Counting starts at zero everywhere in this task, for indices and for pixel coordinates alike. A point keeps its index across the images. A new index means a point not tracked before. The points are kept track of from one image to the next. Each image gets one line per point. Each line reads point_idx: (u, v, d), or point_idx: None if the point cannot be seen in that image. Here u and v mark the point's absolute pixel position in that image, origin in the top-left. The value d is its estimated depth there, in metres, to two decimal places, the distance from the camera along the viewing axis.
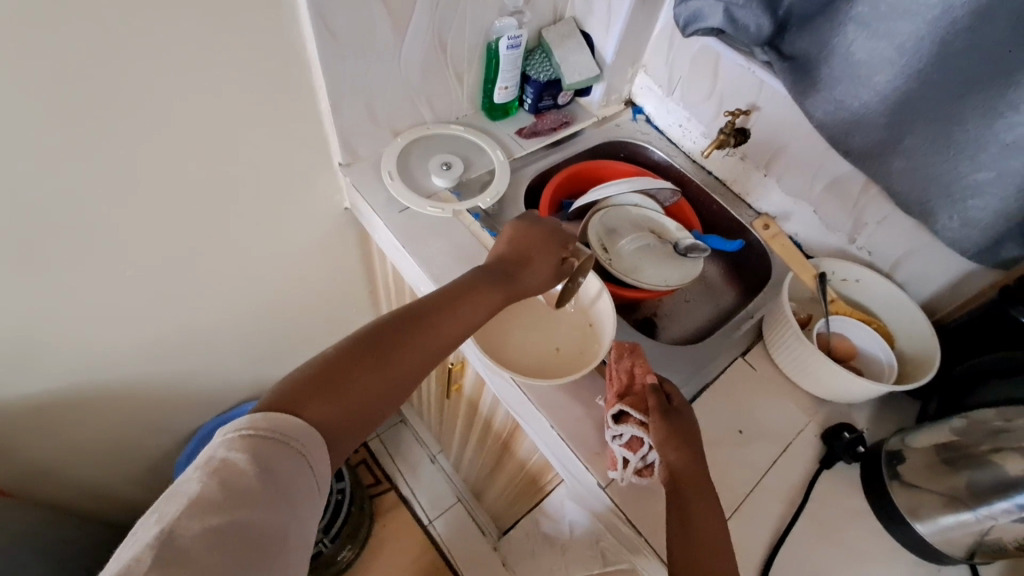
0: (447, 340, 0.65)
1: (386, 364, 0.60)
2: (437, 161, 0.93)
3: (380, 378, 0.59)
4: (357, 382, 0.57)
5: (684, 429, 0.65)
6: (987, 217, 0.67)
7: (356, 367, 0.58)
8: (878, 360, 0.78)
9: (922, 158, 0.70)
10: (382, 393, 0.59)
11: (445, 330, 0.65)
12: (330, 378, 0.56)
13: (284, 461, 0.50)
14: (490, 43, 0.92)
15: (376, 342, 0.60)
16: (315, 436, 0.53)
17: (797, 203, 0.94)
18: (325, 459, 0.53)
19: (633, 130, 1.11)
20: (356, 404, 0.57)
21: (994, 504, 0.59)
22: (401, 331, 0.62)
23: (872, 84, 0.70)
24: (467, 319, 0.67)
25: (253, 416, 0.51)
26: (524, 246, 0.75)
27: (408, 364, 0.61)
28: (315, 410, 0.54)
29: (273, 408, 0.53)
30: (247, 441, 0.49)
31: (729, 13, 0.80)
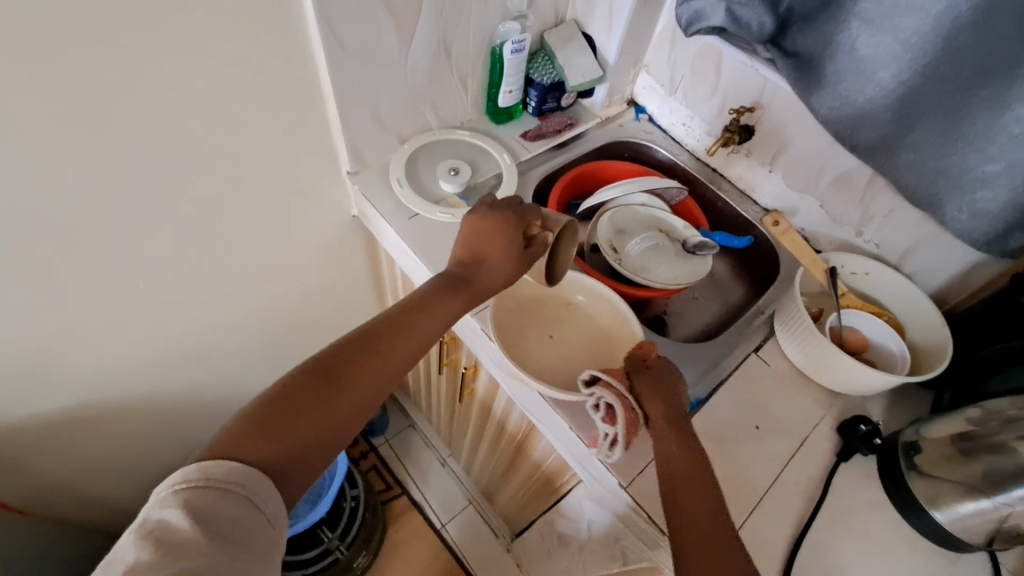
0: (399, 356, 0.65)
1: (336, 390, 0.60)
2: (445, 167, 0.93)
3: (365, 382, 0.62)
4: (341, 391, 0.60)
5: (659, 404, 0.67)
6: (995, 208, 0.67)
7: (305, 399, 0.58)
8: (891, 352, 0.79)
9: (930, 151, 0.70)
10: (369, 395, 0.62)
11: (417, 332, 0.67)
12: (312, 395, 0.59)
13: (222, 507, 0.49)
14: (494, 47, 0.92)
15: (350, 352, 0.63)
16: (258, 475, 0.52)
17: (803, 198, 0.95)
18: (275, 494, 0.53)
19: (637, 129, 1.11)
20: (342, 415, 0.60)
21: (1011, 492, 0.59)
22: (371, 339, 0.64)
23: (877, 80, 0.71)
24: (436, 319, 0.69)
25: (184, 469, 0.51)
26: (487, 237, 0.74)
27: (385, 368, 0.64)
28: (296, 431, 0.56)
29: (210, 456, 0.52)
30: (185, 494, 0.49)
31: (730, 12, 0.81)
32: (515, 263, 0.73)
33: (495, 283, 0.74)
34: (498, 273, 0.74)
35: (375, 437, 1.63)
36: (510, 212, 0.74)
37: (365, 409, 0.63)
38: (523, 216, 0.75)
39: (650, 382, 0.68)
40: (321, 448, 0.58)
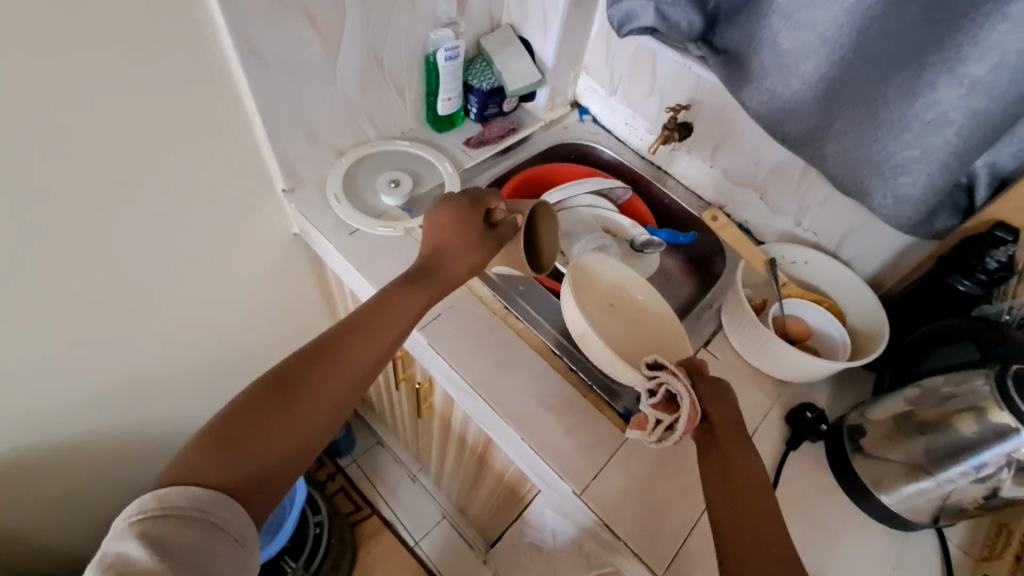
0: (360, 359, 0.63)
1: (294, 401, 0.58)
2: (385, 179, 0.91)
3: (325, 388, 0.60)
4: (307, 396, 0.59)
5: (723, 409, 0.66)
6: (919, 192, 0.66)
7: (261, 413, 0.56)
8: (833, 339, 0.80)
9: (852, 140, 0.70)
10: (336, 398, 0.61)
11: (385, 328, 0.65)
12: (275, 401, 0.57)
13: (182, 533, 0.49)
14: (427, 55, 0.91)
15: (315, 354, 0.61)
16: (218, 497, 0.51)
17: (743, 191, 0.97)
18: (238, 511, 0.52)
19: (581, 131, 1.12)
20: (308, 419, 0.58)
21: (953, 469, 0.61)
22: (338, 338, 0.62)
23: (800, 73, 0.72)
24: (404, 313, 0.67)
25: (142, 498, 0.50)
26: (451, 228, 0.73)
27: (353, 368, 0.62)
28: (256, 442, 0.55)
29: (167, 483, 0.51)
30: (141, 526, 0.49)
31: (660, 12, 0.84)
32: (479, 248, 0.72)
33: (462, 273, 0.72)
34: (463, 261, 0.72)
35: (341, 458, 1.59)
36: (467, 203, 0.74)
37: (334, 413, 0.61)
38: (483, 204, 0.75)
39: (710, 389, 0.68)
40: (285, 459, 0.57)
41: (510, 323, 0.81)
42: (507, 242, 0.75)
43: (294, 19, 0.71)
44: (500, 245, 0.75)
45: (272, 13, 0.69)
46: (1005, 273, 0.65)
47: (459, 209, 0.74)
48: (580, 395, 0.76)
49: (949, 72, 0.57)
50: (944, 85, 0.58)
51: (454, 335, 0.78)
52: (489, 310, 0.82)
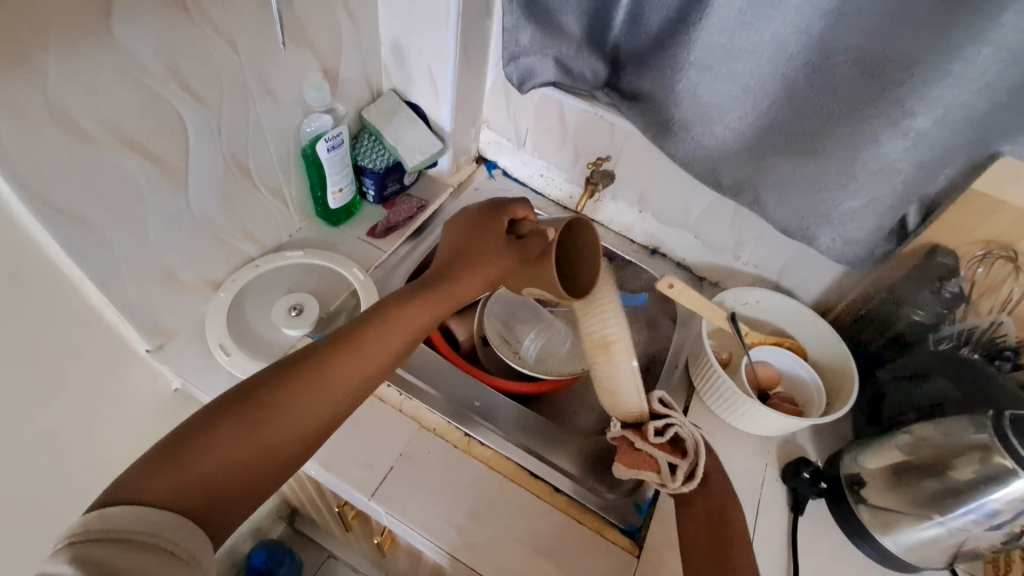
0: (353, 381, 0.52)
1: (274, 418, 0.47)
2: (283, 306, 0.74)
3: (311, 409, 0.49)
4: (282, 415, 0.47)
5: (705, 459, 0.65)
6: (865, 234, 0.65)
7: (235, 423, 0.45)
8: (804, 382, 0.77)
9: (794, 189, 0.66)
10: (317, 424, 0.49)
11: (383, 338, 0.55)
12: (244, 415, 0.46)
13: (138, 556, 0.37)
14: (304, 148, 0.76)
15: (307, 363, 0.50)
16: (181, 520, 0.40)
17: (676, 232, 0.93)
18: (205, 543, 0.41)
19: (494, 190, 1.01)
20: (274, 445, 0.47)
21: (965, 517, 0.59)
22: (333, 343, 0.52)
23: (726, 123, 0.67)
24: (406, 323, 0.57)
25: (80, 520, 0.37)
26: (469, 234, 0.69)
27: (342, 387, 0.51)
28: (212, 464, 0.43)
29: (114, 502, 0.39)
30: (72, 551, 0.36)
31: (561, 65, 0.77)
32: (501, 256, 0.66)
33: (474, 282, 0.64)
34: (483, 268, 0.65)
35: None
36: (493, 210, 0.70)
37: (309, 442, 0.49)
38: (506, 211, 0.71)
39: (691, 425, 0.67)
40: (235, 488, 0.44)
41: (475, 452, 0.69)
42: (533, 252, 0.66)
43: (116, 154, 0.54)
44: (524, 255, 0.66)
45: (79, 158, 0.51)
46: (954, 302, 0.69)
47: (479, 215, 0.70)
48: (574, 520, 0.65)
49: (893, 126, 0.56)
50: (889, 137, 0.56)
51: (413, 490, 0.65)
52: (448, 443, 0.69)
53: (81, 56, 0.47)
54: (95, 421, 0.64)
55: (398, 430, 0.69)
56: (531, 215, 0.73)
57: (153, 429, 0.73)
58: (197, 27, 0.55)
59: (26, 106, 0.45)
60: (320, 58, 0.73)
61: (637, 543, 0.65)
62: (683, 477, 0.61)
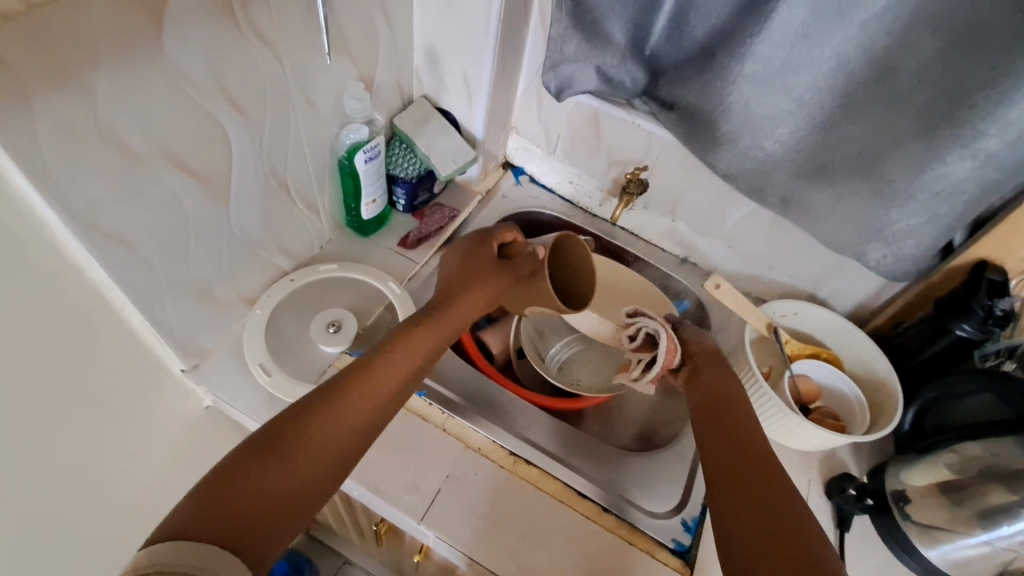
0: (376, 405, 0.51)
1: (303, 446, 0.46)
2: (321, 324, 0.72)
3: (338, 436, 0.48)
4: (314, 441, 0.46)
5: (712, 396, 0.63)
6: (918, 252, 0.65)
7: (268, 453, 0.44)
8: (845, 396, 0.77)
9: (846, 206, 0.66)
10: (342, 446, 0.48)
11: (394, 364, 0.55)
12: (270, 448, 0.45)
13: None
14: (340, 159, 0.74)
15: (329, 392, 0.50)
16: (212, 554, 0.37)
17: (710, 240, 0.92)
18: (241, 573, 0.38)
19: (522, 197, 0.99)
20: (306, 472, 0.45)
21: (1013, 538, 0.59)
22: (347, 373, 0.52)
23: (776, 137, 0.66)
24: (416, 349, 0.57)
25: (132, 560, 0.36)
26: (461, 260, 0.69)
27: (361, 412, 0.50)
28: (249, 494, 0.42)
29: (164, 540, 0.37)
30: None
31: (602, 73, 0.75)
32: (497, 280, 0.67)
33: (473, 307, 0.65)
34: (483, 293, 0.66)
35: None
36: (483, 235, 0.71)
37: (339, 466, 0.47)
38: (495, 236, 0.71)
39: (695, 335, 0.70)
40: (271, 518, 0.42)
41: (522, 472, 0.67)
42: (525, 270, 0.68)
43: (158, 170, 0.52)
44: (516, 276, 0.68)
45: (123, 178, 0.49)
46: (1006, 320, 0.66)
47: (469, 241, 0.70)
48: (624, 541, 0.64)
49: (963, 147, 0.55)
50: (956, 159, 0.56)
51: (459, 511, 0.63)
52: (494, 463, 0.67)
53: (133, 70, 0.45)
54: (130, 446, 0.62)
55: (444, 449, 0.67)
56: (519, 239, 0.73)
57: (185, 452, 0.70)
58: (243, 35, 0.53)
59: (76, 124, 0.43)
60: (358, 66, 0.71)
61: (688, 563, 0.64)
62: (642, 369, 0.68)
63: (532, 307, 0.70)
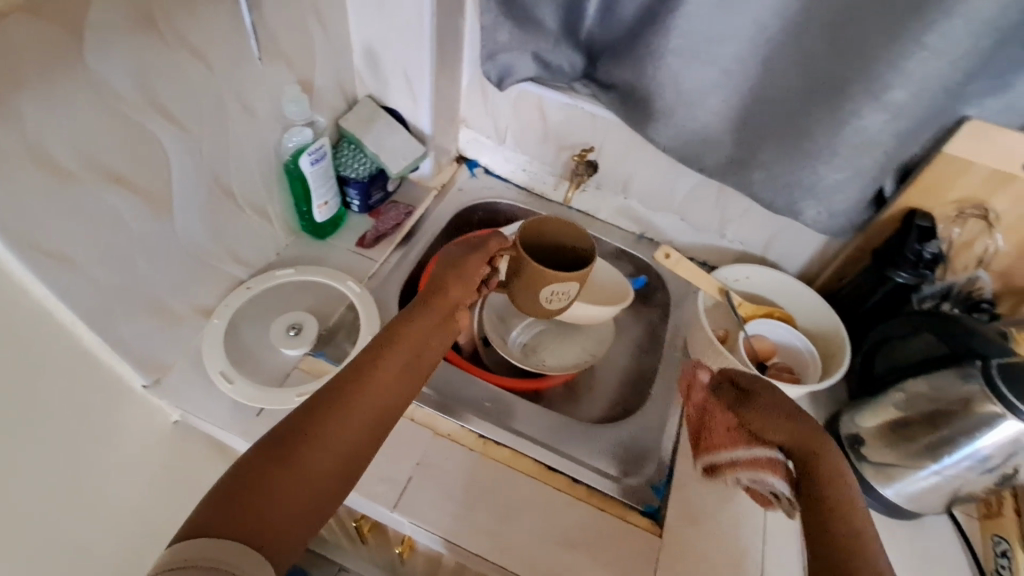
0: (380, 398, 0.51)
1: (313, 442, 0.47)
2: (281, 327, 0.73)
3: (346, 431, 0.48)
4: (321, 437, 0.47)
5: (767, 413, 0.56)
6: (849, 204, 0.68)
7: (280, 451, 0.45)
8: (799, 350, 0.80)
9: (778, 168, 0.68)
10: (350, 441, 0.48)
11: (399, 354, 0.54)
12: (280, 456, 0.45)
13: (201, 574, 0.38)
14: (286, 163, 0.74)
15: (333, 393, 0.50)
16: (236, 546, 0.40)
17: (663, 214, 0.94)
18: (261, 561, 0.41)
19: (478, 188, 1.00)
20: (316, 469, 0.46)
21: (958, 465, 0.62)
22: (348, 372, 0.52)
23: (708, 107, 0.69)
24: (418, 338, 0.56)
25: (163, 555, 0.39)
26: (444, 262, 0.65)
27: (369, 406, 0.50)
28: (263, 500, 0.43)
29: (192, 534, 0.41)
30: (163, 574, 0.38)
31: (540, 59, 0.77)
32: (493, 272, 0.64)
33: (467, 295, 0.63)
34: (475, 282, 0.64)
35: None
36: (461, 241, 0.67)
37: (350, 461, 0.48)
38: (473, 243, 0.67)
39: (770, 404, 0.56)
40: (285, 518, 0.44)
41: (494, 454, 0.69)
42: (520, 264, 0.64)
43: (96, 187, 0.52)
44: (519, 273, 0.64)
45: (59, 196, 0.49)
46: (935, 263, 0.70)
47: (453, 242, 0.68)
48: (595, 508, 0.66)
49: (873, 99, 0.58)
50: (869, 111, 0.58)
51: (432, 496, 0.65)
52: (464, 449, 0.69)
53: (58, 87, 0.46)
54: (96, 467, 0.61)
55: (414, 439, 0.68)
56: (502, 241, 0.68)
57: (157, 469, 0.70)
58: (170, 47, 0.54)
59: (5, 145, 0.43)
60: (295, 71, 0.71)
61: (658, 523, 0.66)
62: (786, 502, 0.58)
63: (551, 290, 0.64)
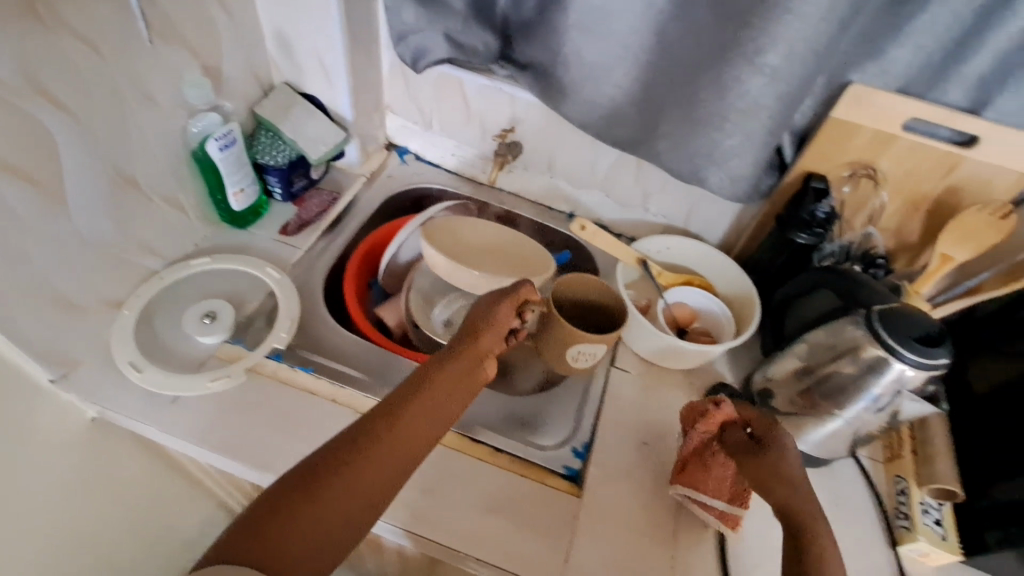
0: (407, 445, 0.51)
1: (338, 487, 0.47)
2: (195, 316, 0.71)
3: (372, 479, 0.48)
4: (345, 483, 0.47)
5: (781, 469, 0.54)
6: (748, 169, 0.70)
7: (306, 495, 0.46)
8: (716, 316, 0.83)
9: (681, 137, 0.71)
10: (374, 488, 0.48)
11: (427, 400, 0.54)
12: (305, 491, 0.46)
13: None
14: (195, 150, 0.73)
15: (365, 433, 0.50)
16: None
17: (589, 192, 0.96)
18: None
19: (408, 175, 0.99)
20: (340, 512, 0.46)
21: (855, 407, 0.65)
22: (380, 413, 0.52)
23: (614, 81, 0.71)
24: (448, 386, 0.56)
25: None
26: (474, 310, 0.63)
27: (397, 452, 0.50)
28: (285, 538, 0.44)
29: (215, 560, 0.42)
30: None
31: (452, 40, 0.78)
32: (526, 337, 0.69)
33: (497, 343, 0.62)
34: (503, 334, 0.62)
35: None
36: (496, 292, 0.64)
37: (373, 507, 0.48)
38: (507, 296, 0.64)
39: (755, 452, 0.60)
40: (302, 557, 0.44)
41: None
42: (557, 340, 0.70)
43: None
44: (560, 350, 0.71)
45: None
46: (829, 222, 0.73)
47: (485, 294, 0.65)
48: (517, 475, 0.68)
49: (750, 63, 0.60)
50: (748, 75, 0.61)
51: None
52: None
53: None
54: None
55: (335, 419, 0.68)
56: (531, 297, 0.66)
57: (67, 471, 0.67)
58: (51, 30, 0.53)
59: None
60: (200, 57, 0.70)
61: (578, 485, 0.68)
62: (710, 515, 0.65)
63: (579, 349, 0.70)
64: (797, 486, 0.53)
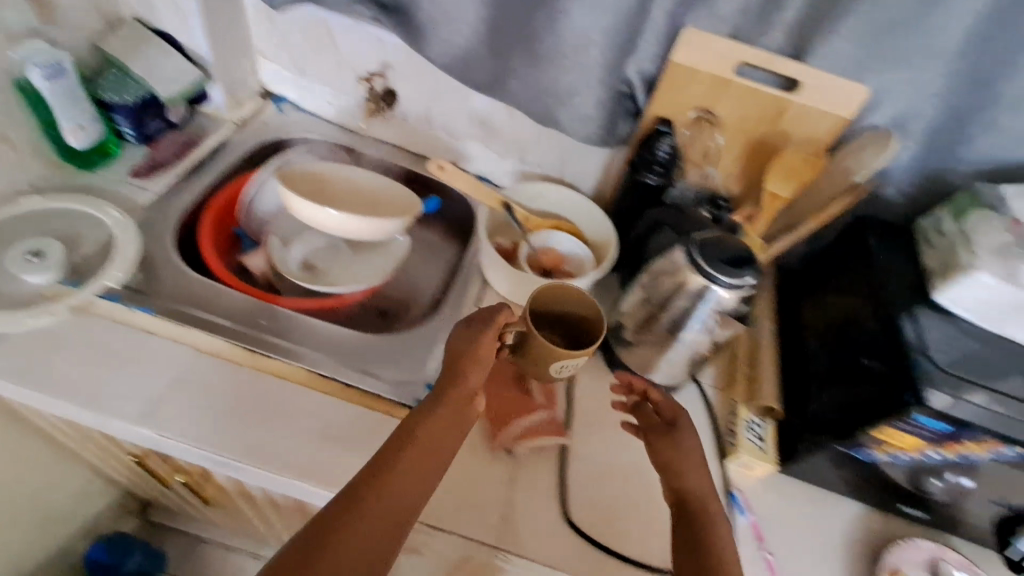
0: (403, 501, 0.49)
1: (333, 555, 0.45)
2: (23, 253, 0.69)
3: (366, 532, 0.47)
4: (343, 550, 0.45)
5: (685, 449, 0.62)
6: (595, 110, 0.76)
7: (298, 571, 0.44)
8: (578, 258, 0.85)
9: (529, 76, 0.75)
10: (374, 547, 0.47)
11: (418, 447, 0.53)
12: (294, 573, 0.43)
13: None
14: (20, 80, 0.70)
15: (355, 490, 0.49)
16: None
17: (466, 142, 0.95)
18: None
19: (283, 123, 0.96)
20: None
21: (689, 329, 0.69)
22: (372, 466, 0.51)
23: (464, 21, 0.73)
24: (438, 430, 0.54)
25: None
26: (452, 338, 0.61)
27: (392, 505, 0.49)
28: None
29: None
30: None
31: None
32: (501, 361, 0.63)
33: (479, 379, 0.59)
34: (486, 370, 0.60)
35: None
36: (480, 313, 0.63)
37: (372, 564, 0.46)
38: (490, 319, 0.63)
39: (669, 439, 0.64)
40: None
41: (262, 365, 0.68)
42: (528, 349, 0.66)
43: None
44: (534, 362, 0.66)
45: None
46: (671, 161, 0.77)
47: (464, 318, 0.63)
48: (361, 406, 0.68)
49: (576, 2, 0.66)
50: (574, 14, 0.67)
51: (186, 407, 0.63)
52: (229, 362, 0.67)
53: None
54: None
55: (171, 355, 0.66)
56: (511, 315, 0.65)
57: None
58: None
59: None
60: None
61: None
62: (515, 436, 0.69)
63: (562, 362, 0.65)
64: (702, 474, 0.61)
